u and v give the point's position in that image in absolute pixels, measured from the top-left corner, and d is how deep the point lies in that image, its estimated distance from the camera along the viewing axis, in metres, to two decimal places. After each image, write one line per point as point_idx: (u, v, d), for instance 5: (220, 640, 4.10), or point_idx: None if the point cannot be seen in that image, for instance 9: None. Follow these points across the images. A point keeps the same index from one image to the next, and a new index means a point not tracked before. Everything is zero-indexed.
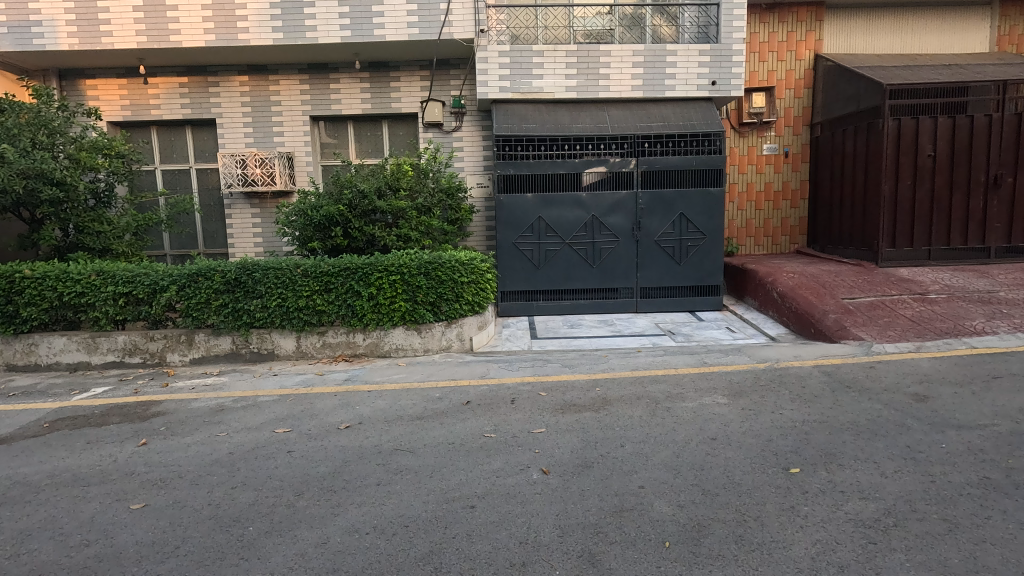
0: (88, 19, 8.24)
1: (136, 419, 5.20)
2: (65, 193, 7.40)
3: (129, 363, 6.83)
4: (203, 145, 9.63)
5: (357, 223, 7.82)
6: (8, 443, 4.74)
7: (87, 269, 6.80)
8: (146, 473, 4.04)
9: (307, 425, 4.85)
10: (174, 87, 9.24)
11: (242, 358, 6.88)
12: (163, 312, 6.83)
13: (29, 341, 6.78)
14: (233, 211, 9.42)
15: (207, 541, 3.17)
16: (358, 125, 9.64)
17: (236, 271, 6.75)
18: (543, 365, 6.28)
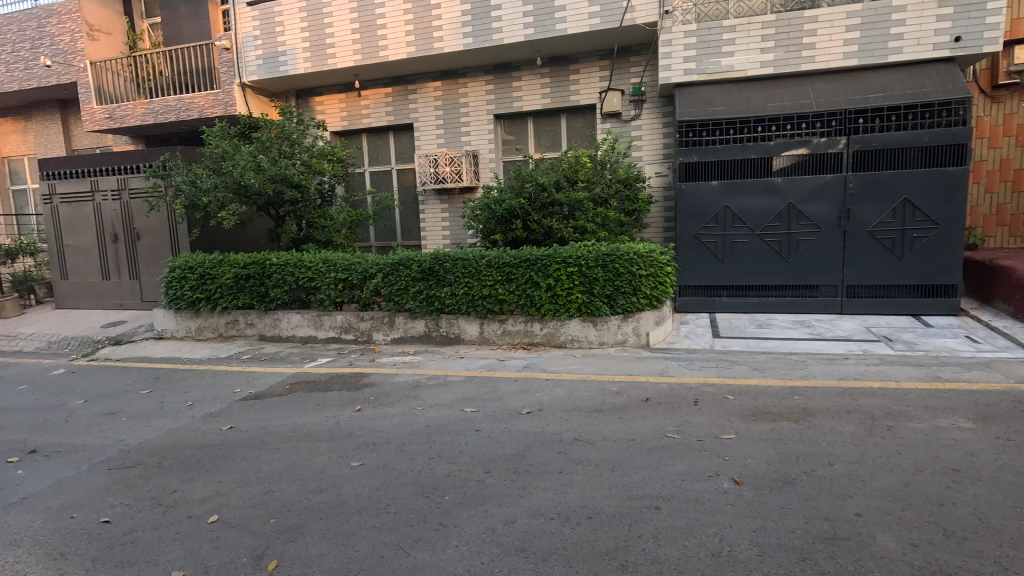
0: (319, 45, 9.71)
1: (351, 388, 6.02)
2: (301, 194, 8.85)
3: (344, 339, 7.94)
4: (403, 148, 10.76)
5: (536, 215, 8.06)
6: (263, 399, 5.85)
7: (316, 258, 8.05)
8: (361, 436, 4.66)
9: (492, 407, 5.15)
10: (381, 98, 10.45)
11: (433, 340, 7.56)
12: (371, 297, 7.81)
13: (274, 317, 8.26)
14: (427, 207, 10.37)
15: (412, 503, 3.53)
16: (537, 121, 9.92)
17: (431, 261, 7.42)
18: (728, 366, 5.83)
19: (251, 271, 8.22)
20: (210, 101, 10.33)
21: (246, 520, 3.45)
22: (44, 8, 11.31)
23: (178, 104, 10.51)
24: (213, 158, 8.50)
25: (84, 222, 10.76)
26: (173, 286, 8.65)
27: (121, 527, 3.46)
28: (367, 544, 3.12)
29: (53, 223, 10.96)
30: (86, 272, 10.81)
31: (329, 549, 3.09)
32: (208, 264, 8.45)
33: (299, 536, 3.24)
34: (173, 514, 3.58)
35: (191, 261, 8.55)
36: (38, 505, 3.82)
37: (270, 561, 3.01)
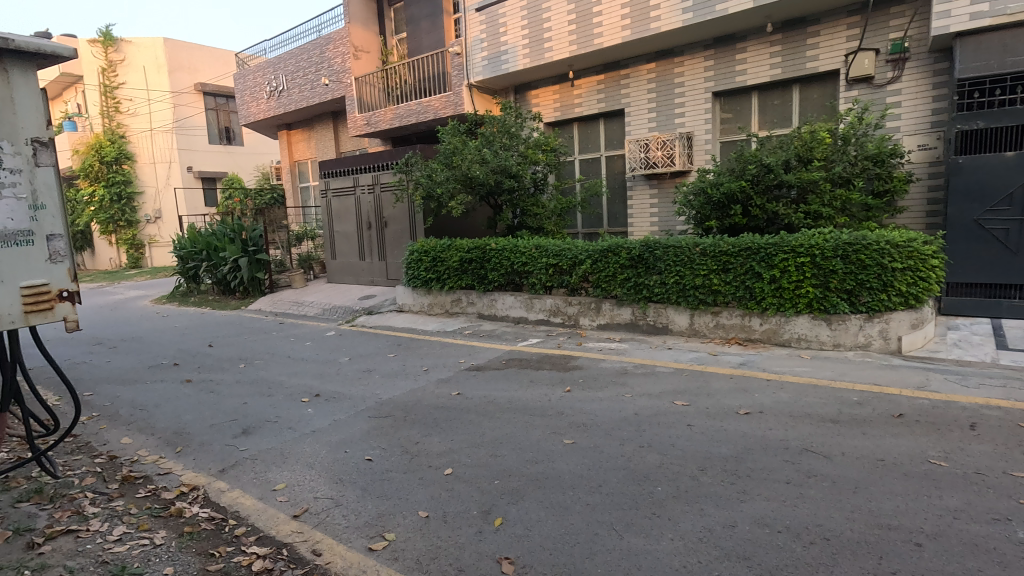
0: (538, 40, 10.19)
1: (561, 368, 6.30)
2: (517, 183, 9.47)
3: (553, 322, 8.31)
4: (613, 134, 10.74)
5: (759, 200, 7.34)
6: (484, 371, 6.48)
7: (530, 244, 8.54)
8: (572, 416, 4.85)
9: (705, 403, 4.90)
10: (593, 86, 10.55)
11: (639, 329, 7.48)
12: (579, 282, 8.02)
13: (491, 298, 9.01)
14: (635, 193, 10.23)
15: (624, 487, 3.57)
16: (762, 95, 9.01)
17: (640, 249, 7.30)
18: (1021, 387, 4.62)
19: (474, 255, 9.09)
20: (443, 103, 11.61)
21: (475, 477, 3.87)
22: (325, 37, 13.88)
23: (418, 108, 12.05)
24: (445, 154, 9.53)
25: (348, 212, 13.07)
26: (411, 267, 10.02)
27: (380, 466, 4.17)
28: (582, 519, 3.24)
29: (327, 214, 13.56)
30: (348, 253, 13.15)
31: (547, 517, 3.29)
32: (439, 249, 9.58)
33: (520, 500, 3.51)
34: (418, 462, 4.19)
35: (425, 246, 9.79)
36: (323, 438, 4.81)
37: (496, 518, 3.33)
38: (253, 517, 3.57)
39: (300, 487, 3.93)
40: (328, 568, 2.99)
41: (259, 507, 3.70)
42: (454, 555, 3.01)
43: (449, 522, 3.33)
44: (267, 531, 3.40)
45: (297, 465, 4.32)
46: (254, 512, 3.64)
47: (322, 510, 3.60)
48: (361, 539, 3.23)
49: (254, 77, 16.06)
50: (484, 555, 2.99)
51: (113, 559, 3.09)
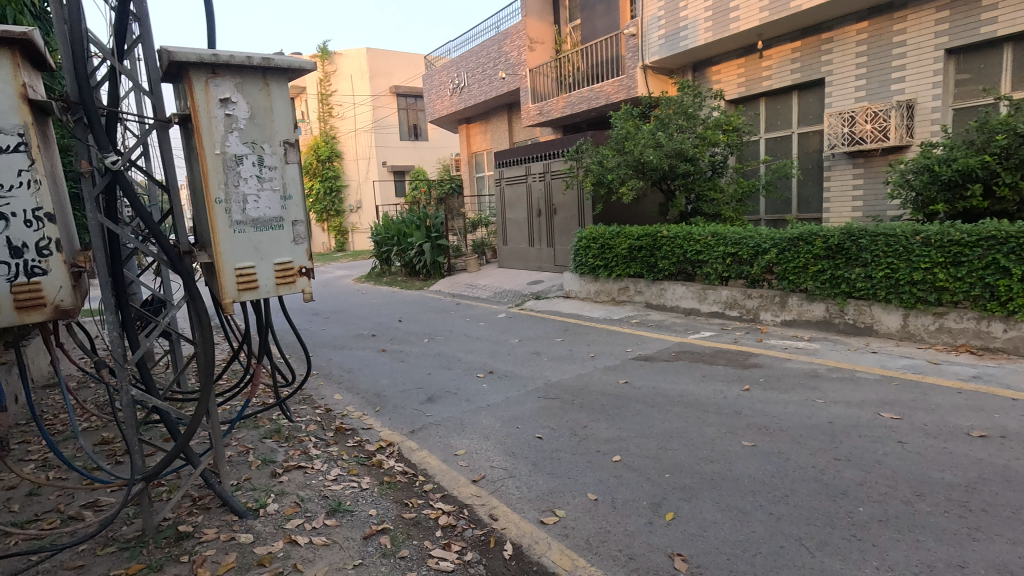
0: (722, 11, 9.47)
1: (738, 365, 5.87)
2: (694, 167, 8.97)
3: (729, 315, 7.75)
4: (808, 108, 9.57)
5: (1009, 178, 5.98)
6: (652, 361, 6.30)
7: (705, 231, 8.03)
8: (751, 416, 4.49)
9: (921, 418, 4.18)
10: (787, 55, 9.49)
11: (835, 328, 6.63)
12: (762, 273, 7.35)
13: (660, 287, 8.70)
14: (833, 173, 9.03)
15: (816, 502, 3.21)
16: (1019, 47, 7.28)
17: (840, 237, 6.43)
18: None
19: (644, 243, 8.84)
20: (617, 87, 11.42)
21: (644, 468, 3.80)
22: (503, 32, 14.52)
23: (590, 94, 12.02)
24: (618, 139, 9.36)
25: (519, 200, 13.62)
26: (579, 253, 10.09)
27: (550, 445, 4.31)
28: (765, 529, 2.99)
29: (500, 202, 14.28)
30: (518, 239, 13.73)
31: (724, 520, 3.10)
32: (608, 235, 9.50)
33: (693, 497, 3.37)
34: (586, 445, 4.24)
35: (594, 233, 9.77)
36: (496, 412, 5.12)
37: (667, 512, 3.24)
38: (438, 476, 3.95)
39: (478, 455, 4.25)
40: (503, 533, 3.19)
41: (443, 468, 4.08)
42: (624, 542, 3.00)
43: (618, 508, 3.33)
44: (450, 490, 3.74)
45: (475, 434, 4.66)
46: (439, 471, 4.03)
47: (497, 478, 3.85)
48: (534, 512, 3.38)
49: (439, 76, 17.45)
50: (656, 547, 2.93)
51: (331, 494, 3.65)
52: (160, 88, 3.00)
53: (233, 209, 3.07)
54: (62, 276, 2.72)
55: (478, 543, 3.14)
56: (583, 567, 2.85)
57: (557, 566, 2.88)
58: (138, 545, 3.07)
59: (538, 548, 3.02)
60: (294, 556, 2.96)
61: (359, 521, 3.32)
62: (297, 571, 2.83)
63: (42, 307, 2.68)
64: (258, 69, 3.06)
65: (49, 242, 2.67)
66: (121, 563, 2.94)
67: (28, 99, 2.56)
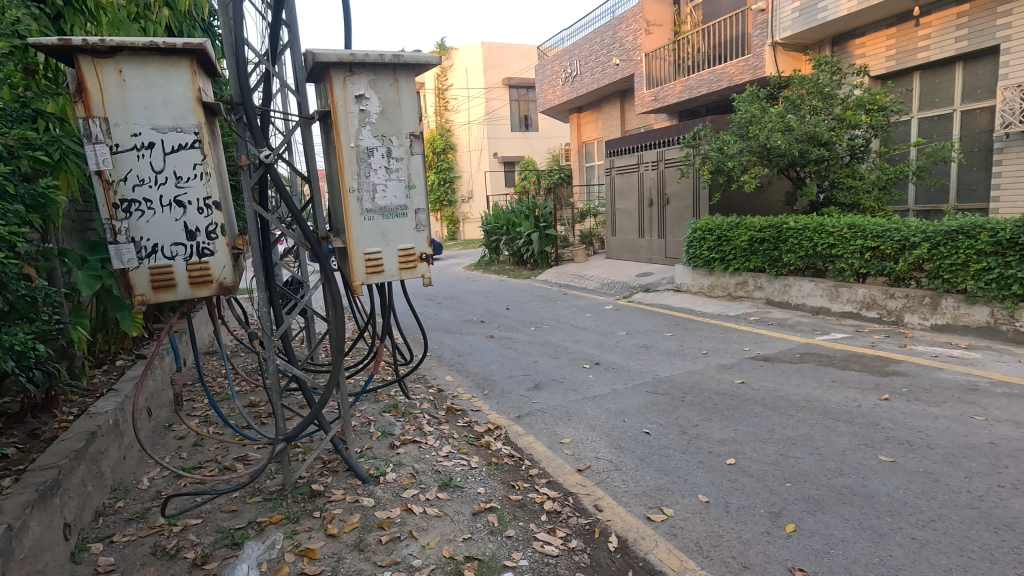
0: None
1: (875, 371, 5.28)
2: (829, 151, 8.17)
3: (865, 316, 7.00)
4: (976, 81, 8.30)
5: None
6: (773, 362, 5.88)
7: (841, 223, 7.29)
8: (891, 429, 4.03)
9: None
10: (951, 21, 8.28)
11: (1001, 336, 5.74)
12: (909, 271, 6.53)
13: (784, 283, 8.07)
14: (1006, 156, 7.78)
15: (972, 532, 2.81)
16: None
17: (1015, 229, 5.53)
18: None
19: (767, 235, 8.24)
20: (742, 68, 10.69)
21: (762, 474, 3.57)
22: (618, 17, 14.15)
23: (711, 77, 11.37)
24: (741, 123, 8.76)
25: (630, 189, 13.29)
26: (693, 245, 9.62)
27: (658, 441, 4.19)
28: (906, 554, 2.69)
29: (610, 191, 14.01)
30: (628, 230, 13.40)
31: (855, 539, 2.83)
32: (725, 227, 8.97)
33: (819, 510, 3.11)
34: (698, 445, 4.07)
35: (711, 224, 9.25)
36: (603, 404, 5.07)
37: (788, 523, 3.02)
38: (544, 462, 4.00)
39: (583, 444, 4.25)
40: (609, 525, 3.17)
41: (549, 454, 4.13)
42: (738, 549, 2.85)
43: (733, 513, 3.16)
44: (556, 477, 3.78)
45: (580, 424, 4.66)
46: (545, 457, 4.08)
47: (603, 470, 3.82)
48: (641, 507, 3.32)
49: (551, 66, 17.42)
50: (774, 559, 2.75)
51: (443, 470, 3.85)
52: (305, 88, 3.29)
53: (364, 198, 3.31)
54: (225, 257, 3.11)
55: (583, 532, 3.15)
56: (691, 569, 2.75)
57: (664, 565, 2.81)
58: (279, 498, 3.45)
59: (644, 544, 2.96)
60: (410, 523, 3.17)
61: (468, 498, 3.47)
62: (412, 538, 3.03)
63: (209, 284, 3.09)
64: (389, 66, 3.25)
65: (216, 228, 3.06)
66: (265, 512, 3.33)
67: (202, 101, 2.94)
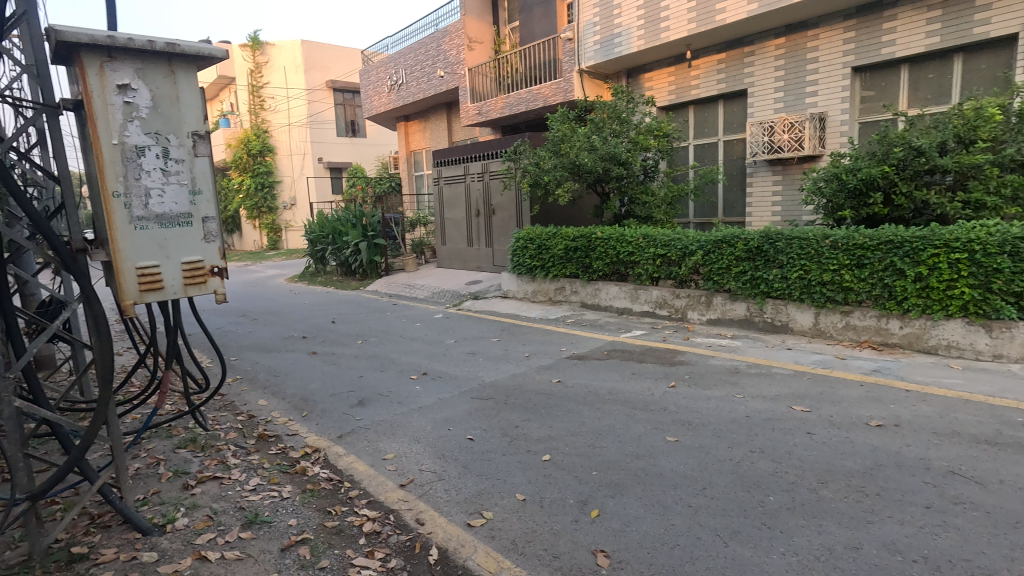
0: (653, 21, 9.81)
1: (666, 363, 6.07)
2: (627, 170, 9.21)
3: (659, 314, 8.02)
4: (733, 117, 10.08)
5: (906, 187, 6.47)
6: (586, 360, 6.43)
7: (637, 234, 8.28)
8: (677, 412, 4.66)
9: (828, 410, 4.46)
10: (713, 66, 9.95)
11: (755, 326, 7.00)
12: (689, 274, 7.65)
13: (595, 287, 8.89)
14: (755, 180, 9.54)
15: (732, 493, 3.36)
16: (915, 67, 7.99)
17: (760, 240, 6.80)
18: None
19: (579, 244, 9.01)
20: (554, 90, 11.58)
21: (572, 466, 3.85)
22: (441, 30, 14.40)
23: (529, 96, 12.11)
24: (554, 141, 9.49)
25: (457, 199, 13.56)
26: (517, 254, 10.14)
27: (481, 446, 4.29)
28: (684, 521, 3.11)
29: (438, 201, 14.14)
30: (457, 239, 13.63)
31: (646, 515, 3.19)
32: (544, 236, 9.61)
33: (619, 494, 3.45)
34: (518, 445, 4.26)
35: (531, 233, 9.83)
36: (429, 414, 5.06)
37: (593, 509, 3.29)
38: (365, 482, 3.84)
39: (407, 458, 4.17)
40: (429, 537, 3.14)
41: (370, 473, 3.98)
42: (549, 541, 3.02)
43: (546, 507, 3.35)
44: (377, 496, 3.65)
45: (405, 437, 4.58)
46: (366, 477, 3.92)
47: (426, 482, 3.79)
48: (461, 514, 3.35)
49: (377, 72, 17.07)
50: (580, 544, 2.97)
51: (249, 506, 3.48)
52: (47, 72, 2.75)
53: (134, 204, 2.87)
54: None
55: (403, 549, 3.08)
56: (508, 568, 2.85)
57: (481, 569, 2.86)
58: (23, 572, 2.79)
59: (464, 551, 3.00)
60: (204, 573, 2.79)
61: (277, 532, 3.18)
62: None
63: None
64: (162, 54, 2.88)
65: None
66: None
67: None
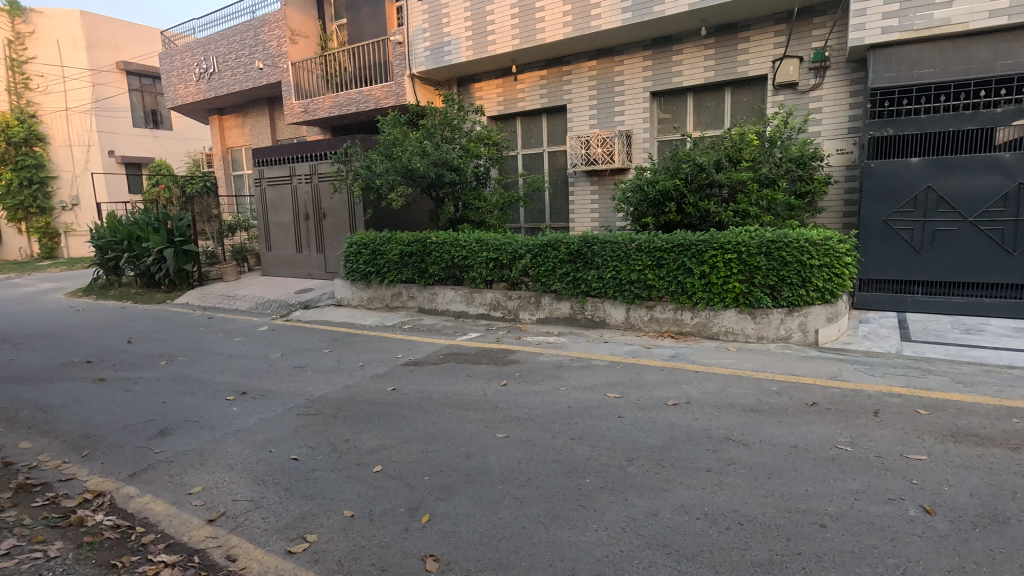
0: (480, 33, 10.15)
1: (498, 362, 6.30)
2: (459, 176, 9.37)
3: (493, 316, 8.30)
4: (556, 130, 10.85)
5: (692, 198, 7.56)
6: (422, 365, 6.40)
7: (470, 238, 8.48)
8: (508, 409, 4.86)
9: (636, 395, 5.02)
10: (536, 82, 10.61)
11: (578, 323, 7.60)
12: (519, 277, 8.05)
13: (432, 292, 8.89)
14: (577, 189, 10.38)
15: (554, 480, 3.59)
16: (698, 96, 9.38)
17: (579, 244, 7.41)
18: (920, 376, 5.03)
19: (414, 249, 8.94)
20: (385, 93, 11.35)
21: (404, 474, 3.80)
22: (259, 18, 13.25)
23: (359, 96, 11.71)
24: (386, 144, 9.31)
25: (283, 202, 12.59)
26: (350, 260, 9.74)
27: (307, 465, 4.02)
28: (510, 513, 3.24)
29: (261, 204, 12.99)
30: (284, 245, 12.65)
31: (475, 513, 3.27)
32: (378, 241, 9.37)
33: (449, 496, 3.47)
34: (347, 460, 4.07)
35: (365, 238, 9.53)
36: (247, 437, 4.61)
37: (423, 515, 3.28)
38: (164, 523, 3.37)
39: (217, 490, 3.74)
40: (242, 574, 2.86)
41: (171, 512, 3.49)
42: (377, 555, 2.94)
43: (375, 520, 3.25)
44: (179, 537, 3.22)
45: (217, 466, 4.11)
46: (165, 517, 3.44)
47: (240, 512, 3.44)
48: (280, 542, 3.10)
49: (181, 57, 15.13)
50: (409, 553, 2.94)
51: None
52: None
53: None
54: None
55: None
56: None
57: None
58: None
59: None
60: None
61: None
62: None
63: None
64: None
65: None
66: None
67: None
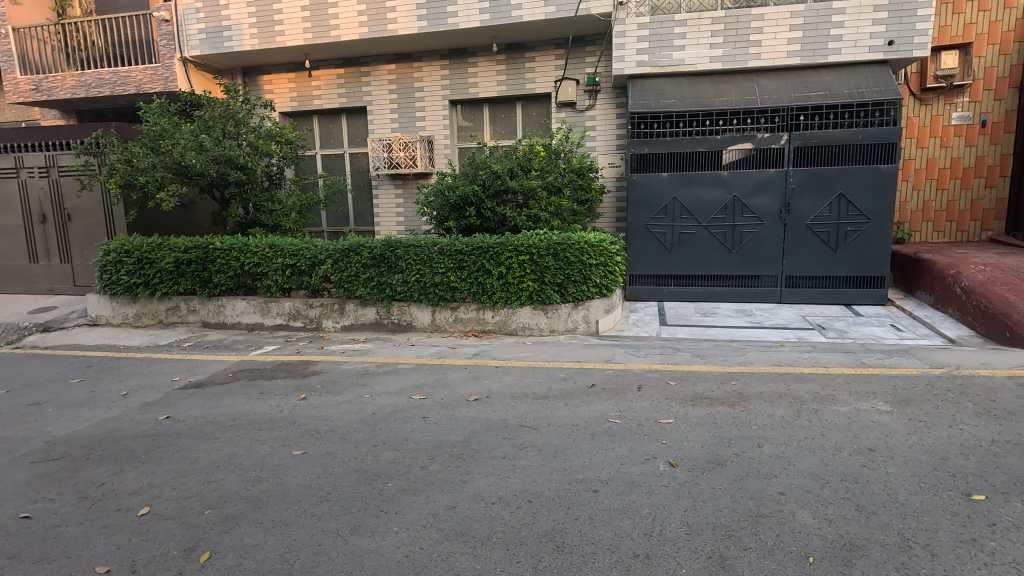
0: (266, 21, 9.36)
1: (297, 375, 5.91)
2: (247, 176, 8.50)
3: (292, 326, 7.74)
4: (356, 132, 10.55)
5: (490, 203, 8.02)
6: (204, 387, 5.69)
7: (263, 243, 7.79)
8: (305, 424, 4.59)
9: (440, 395, 5.14)
10: (333, 79, 10.18)
11: (384, 328, 7.50)
12: (320, 283, 7.67)
13: (218, 303, 7.95)
14: (380, 192, 10.23)
15: (354, 490, 3.51)
16: (493, 107, 9.96)
17: (382, 248, 7.34)
18: (672, 353, 6.08)
19: (194, 255, 7.89)
20: (149, 76, 9.82)
21: (178, 512, 3.35)
22: None
23: (113, 77, 9.93)
24: (150, 136, 8.04)
25: (7, 200, 10.06)
26: (108, 270, 8.21)
27: (44, 522, 3.30)
28: (306, 532, 3.09)
29: None
30: (12, 253, 10.14)
31: (265, 540, 3.04)
32: (145, 248, 8.05)
33: (234, 527, 3.16)
34: (102, 507, 3.44)
35: (126, 245, 8.12)
36: None
37: (202, 554, 2.94)
38: None
39: None
40: None
41: None
42: None
43: (140, 571, 2.83)
44: None
45: None
46: None
47: None
48: None
49: None
50: None
51: None
52: None
53: None
54: None
55: None
56: None
57: None
58: None
59: None
60: None
61: None
62: None
63: None
64: None
65: None
66: None
67: None
